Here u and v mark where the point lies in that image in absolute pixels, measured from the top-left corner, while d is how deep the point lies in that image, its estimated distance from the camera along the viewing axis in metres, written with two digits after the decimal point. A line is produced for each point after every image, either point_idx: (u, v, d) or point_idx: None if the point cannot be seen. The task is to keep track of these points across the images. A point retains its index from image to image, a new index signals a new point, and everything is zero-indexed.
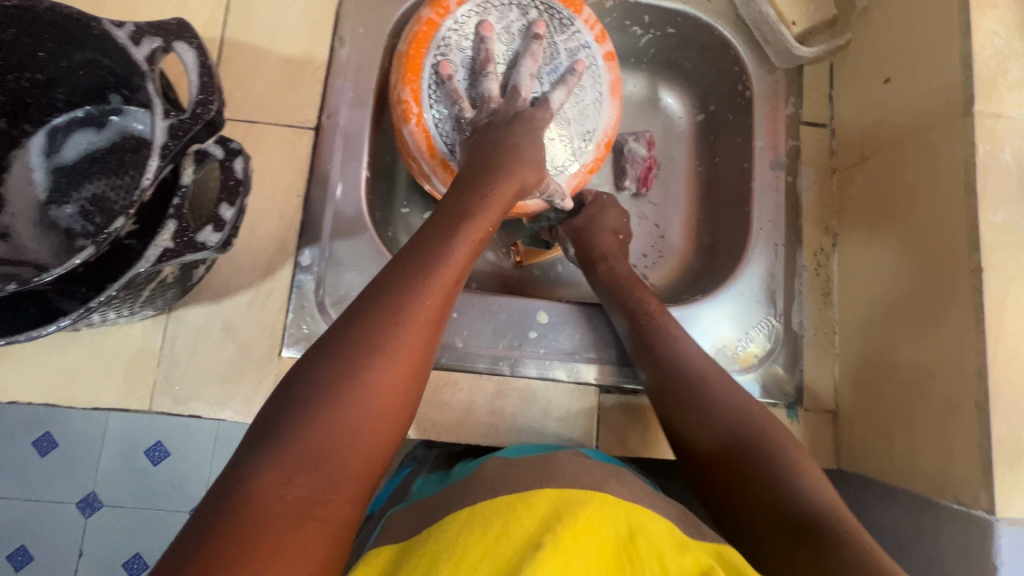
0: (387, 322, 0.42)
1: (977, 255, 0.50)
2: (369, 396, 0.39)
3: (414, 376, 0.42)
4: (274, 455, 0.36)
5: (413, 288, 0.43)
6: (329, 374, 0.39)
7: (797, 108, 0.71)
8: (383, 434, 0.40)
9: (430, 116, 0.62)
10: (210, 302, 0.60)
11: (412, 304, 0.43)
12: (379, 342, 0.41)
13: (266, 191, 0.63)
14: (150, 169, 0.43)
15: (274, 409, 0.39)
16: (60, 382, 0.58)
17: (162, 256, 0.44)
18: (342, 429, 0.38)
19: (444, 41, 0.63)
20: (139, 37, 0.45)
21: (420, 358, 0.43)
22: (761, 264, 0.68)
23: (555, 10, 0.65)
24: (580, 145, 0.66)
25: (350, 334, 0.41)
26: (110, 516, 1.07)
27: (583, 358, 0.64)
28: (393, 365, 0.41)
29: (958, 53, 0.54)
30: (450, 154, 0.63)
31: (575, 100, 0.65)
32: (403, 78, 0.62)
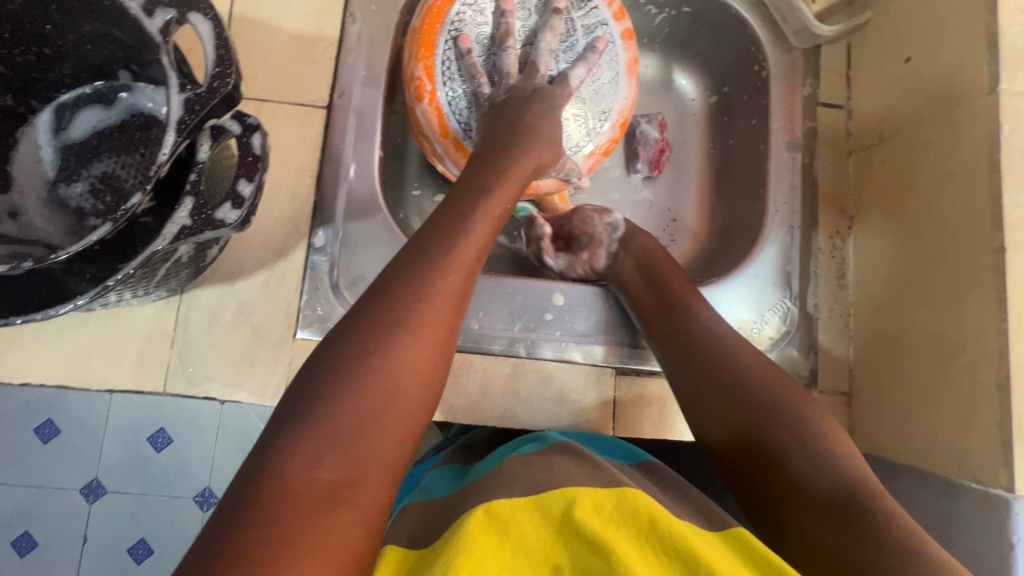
0: (412, 296, 0.41)
1: (1000, 235, 0.50)
2: (394, 374, 0.39)
3: (438, 352, 0.42)
4: (301, 432, 0.35)
5: (435, 266, 0.43)
6: (354, 348, 0.39)
7: (814, 89, 0.70)
8: (409, 412, 0.39)
9: (444, 93, 0.61)
10: (223, 283, 0.60)
11: (435, 280, 0.42)
12: (405, 317, 0.40)
13: (278, 171, 0.62)
14: (166, 144, 0.42)
15: (299, 385, 0.38)
16: (72, 364, 0.57)
17: (179, 234, 0.43)
18: (367, 400, 0.37)
19: (462, 15, 0.61)
20: (152, 8, 0.44)
21: (443, 336, 0.42)
22: (777, 247, 0.67)
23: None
24: (595, 126, 0.65)
25: (376, 311, 0.40)
26: (113, 504, 1.06)
27: (599, 341, 0.64)
28: (419, 339, 0.40)
29: (983, 31, 0.53)
30: (465, 135, 0.62)
31: (592, 78, 0.64)
32: (419, 51, 0.61)
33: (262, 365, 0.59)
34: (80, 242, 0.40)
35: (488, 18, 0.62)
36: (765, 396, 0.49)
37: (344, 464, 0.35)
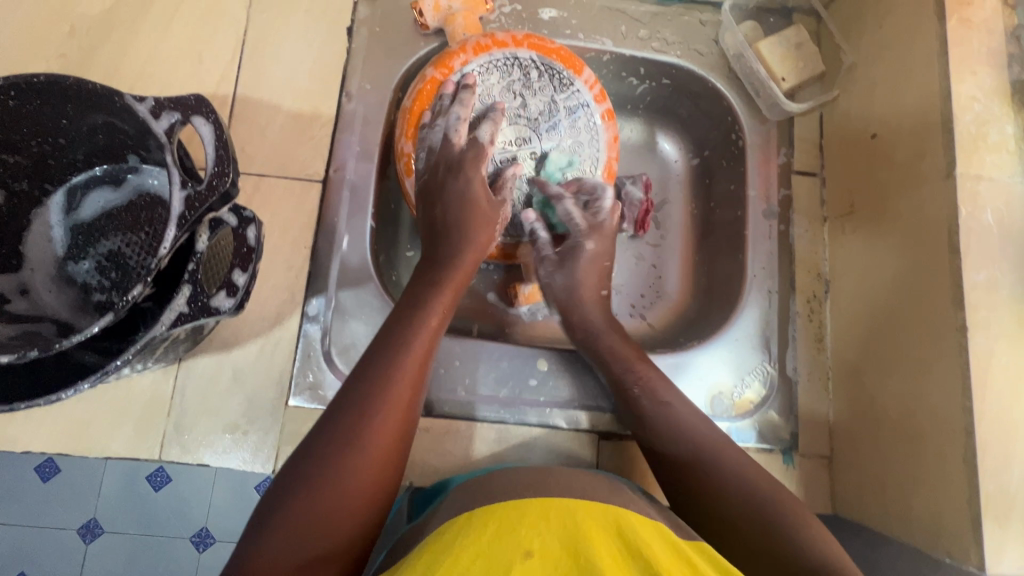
0: (369, 403, 0.48)
1: (962, 314, 0.51)
2: (358, 464, 0.44)
3: (397, 441, 0.48)
4: (278, 523, 0.41)
5: (391, 366, 0.50)
6: (315, 455, 0.44)
7: (789, 158, 0.73)
8: (370, 499, 0.45)
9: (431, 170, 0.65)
10: (219, 352, 0.62)
11: (394, 379, 0.49)
12: (365, 413, 0.47)
13: (276, 243, 0.66)
14: (167, 238, 0.45)
15: (270, 497, 0.43)
16: (73, 433, 0.59)
17: (177, 319, 0.46)
18: (319, 502, 0.42)
19: (449, 99, 0.66)
20: (159, 111, 0.48)
21: (400, 428, 0.49)
22: (756, 311, 0.70)
23: (555, 69, 0.67)
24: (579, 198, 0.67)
25: (342, 409, 0.47)
26: (109, 546, 1.06)
27: (582, 406, 0.66)
28: (381, 431, 0.47)
29: (939, 118, 0.56)
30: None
31: (572, 154, 0.68)
32: (409, 134, 0.65)
33: (255, 430, 0.61)
34: (85, 332, 0.43)
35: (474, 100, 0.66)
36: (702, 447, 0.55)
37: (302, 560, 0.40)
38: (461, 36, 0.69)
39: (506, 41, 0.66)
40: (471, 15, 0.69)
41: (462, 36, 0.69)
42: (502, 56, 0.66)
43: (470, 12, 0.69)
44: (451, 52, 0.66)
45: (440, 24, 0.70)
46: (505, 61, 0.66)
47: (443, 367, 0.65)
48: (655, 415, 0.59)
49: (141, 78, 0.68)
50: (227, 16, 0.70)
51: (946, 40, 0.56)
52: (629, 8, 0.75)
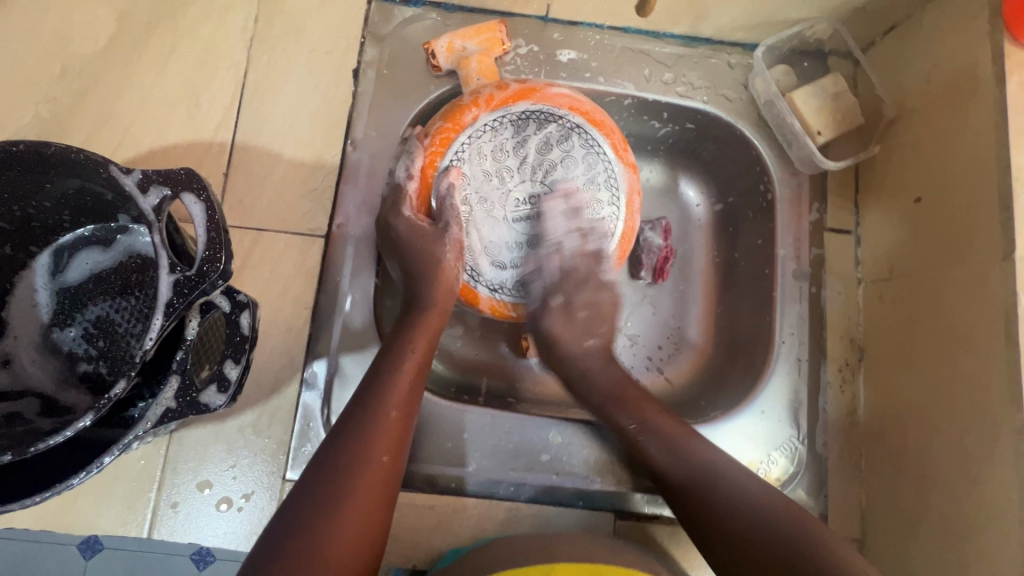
0: (369, 423, 0.47)
1: (1020, 415, 0.47)
2: (334, 540, 0.42)
3: (376, 510, 0.45)
4: None
5: (369, 423, 0.47)
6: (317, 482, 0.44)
7: (821, 214, 0.69)
8: None
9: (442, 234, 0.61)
10: (213, 421, 0.59)
11: (372, 441, 0.47)
12: (343, 481, 0.44)
13: (274, 303, 0.62)
14: (153, 329, 0.42)
15: (273, 530, 0.42)
16: (59, 508, 0.56)
17: (164, 415, 0.43)
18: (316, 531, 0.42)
19: (461, 156, 0.60)
20: (147, 185, 0.44)
21: (381, 493, 0.46)
22: (784, 379, 0.65)
23: (575, 122, 0.61)
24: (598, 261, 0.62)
25: (320, 477, 0.44)
26: None
27: (598, 483, 0.62)
28: (358, 500, 0.44)
29: (996, 191, 0.51)
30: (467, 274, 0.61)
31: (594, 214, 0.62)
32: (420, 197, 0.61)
33: (250, 506, 0.58)
34: (64, 432, 0.41)
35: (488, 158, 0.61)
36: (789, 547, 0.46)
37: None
38: (475, 81, 0.64)
39: (522, 92, 0.61)
40: (487, 57, 0.65)
41: (476, 81, 0.65)
42: (517, 109, 0.61)
43: (485, 55, 0.65)
44: (462, 105, 0.60)
45: (453, 66, 0.65)
46: (520, 115, 0.61)
47: (451, 441, 0.60)
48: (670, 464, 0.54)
49: (134, 123, 0.64)
50: (226, 57, 0.66)
51: (1006, 106, 0.51)
52: (654, 49, 0.70)
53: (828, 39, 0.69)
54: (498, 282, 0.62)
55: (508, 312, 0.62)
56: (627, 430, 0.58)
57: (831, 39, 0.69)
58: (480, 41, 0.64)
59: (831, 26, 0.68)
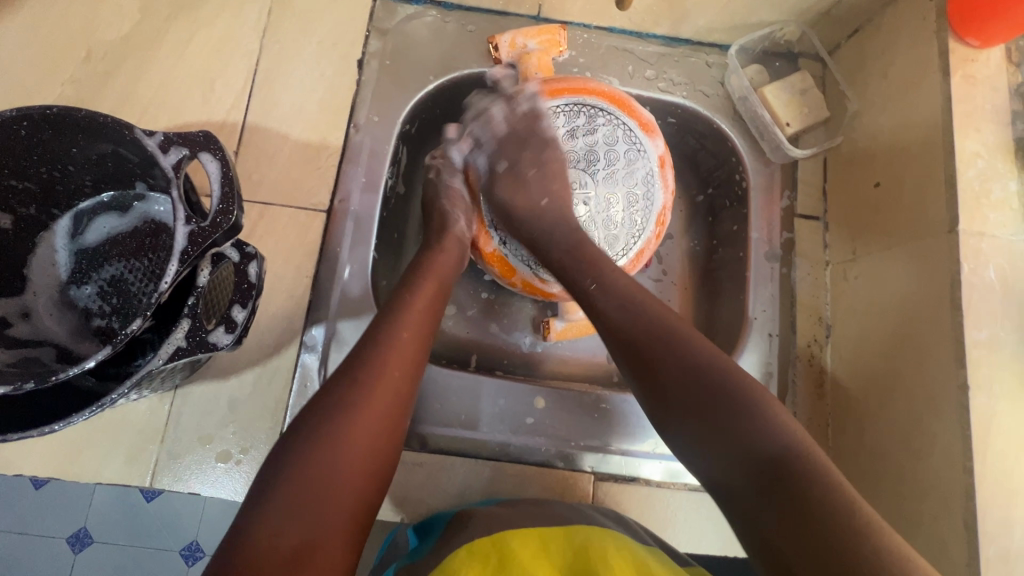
0: (390, 333, 0.50)
1: (964, 372, 0.51)
2: (357, 438, 0.43)
3: (396, 417, 0.47)
4: (275, 501, 0.40)
5: (389, 336, 0.50)
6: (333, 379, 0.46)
7: (792, 201, 0.74)
8: (369, 479, 0.44)
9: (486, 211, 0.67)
10: (216, 379, 0.62)
11: (393, 350, 0.49)
12: (366, 384, 0.46)
13: (277, 271, 0.66)
14: (168, 273, 0.46)
15: (301, 424, 0.44)
16: (66, 459, 0.59)
17: (174, 353, 0.46)
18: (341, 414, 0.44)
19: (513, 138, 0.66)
20: (168, 146, 0.48)
21: (401, 403, 0.48)
22: (757, 354, 0.69)
23: (625, 121, 0.66)
24: (626, 248, 0.66)
25: (344, 384, 0.46)
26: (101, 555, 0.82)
27: (580, 447, 0.65)
28: (379, 404, 0.46)
29: (941, 172, 0.56)
30: (504, 249, 0.66)
31: (628, 205, 0.67)
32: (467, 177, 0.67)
33: (248, 460, 0.61)
34: (81, 364, 0.44)
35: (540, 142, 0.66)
36: (694, 356, 0.47)
37: (331, 475, 0.42)
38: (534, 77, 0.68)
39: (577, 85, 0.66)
40: (546, 56, 0.69)
41: (535, 76, 0.69)
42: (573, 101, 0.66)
43: (544, 53, 0.69)
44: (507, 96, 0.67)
45: (514, 60, 0.69)
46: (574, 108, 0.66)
47: (439, 403, 0.64)
48: (624, 312, 0.51)
49: (152, 103, 0.69)
50: (241, 45, 0.71)
51: (951, 96, 0.57)
52: (637, 48, 0.76)
53: (797, 41, 0.75)
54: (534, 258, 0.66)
55: (540, 287, 0.66)
56: (587, 287, 0.55)
57: (799, 40, 0.75)
58: (541, 40, 0.68)
59: (799, 27, 0.74)
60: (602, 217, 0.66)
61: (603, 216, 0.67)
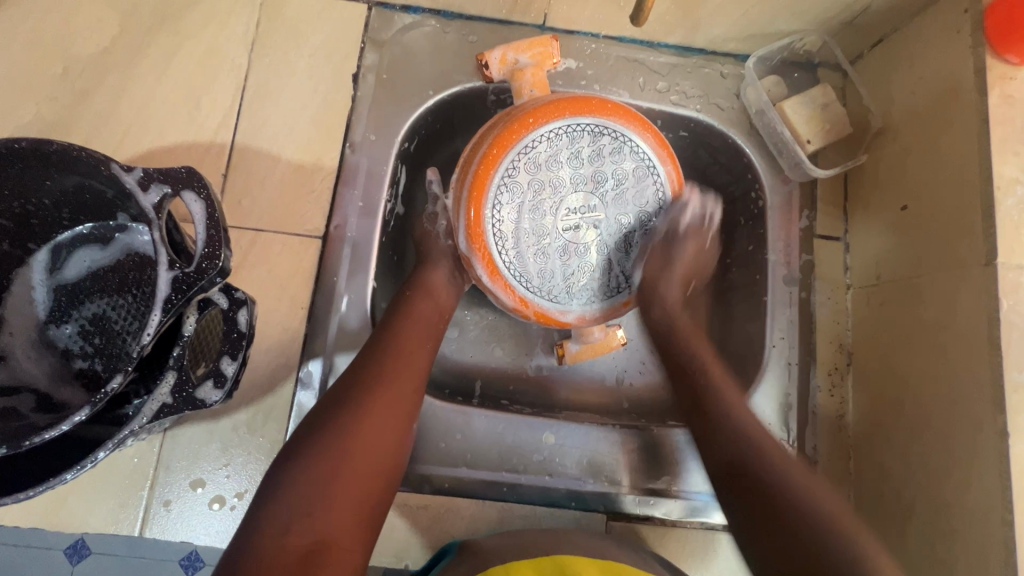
0: (389, 342, 0.53)
1: (1003, 418, 0.48)
2: (360, 440, 0.46)
3: (398, 426, 0.49)
4: (278, 503, 0.42)
5: (389, 347, 0.53)
6: (312, 434, 0.46)
7: (811, 221, 0.70)
8: (374, 485, 0.46)
9: (494, 246, 0.59)
10: (207, 420, 0.59)
11: (393, 358, 0.52)
12: (365, 393, 0.49)
13: (271, 303, 0.62)
14: (151, 324, 0.42)
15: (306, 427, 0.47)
16: (50, 506, 0.56)
17: (160, 410, 0.43)
18: (325, 472, 0.43)
19: (515, 165, 0.58)
20: (148, 183, 0.45)
21: (402, 411, 0.50)
22: (775, 383, 0.66)
23: (633, 138, 0.60)
24: (644, 270, 0.62)
25: (347, 397, 0.48)
26: None
27: (591, 485, 0.62)
28: (378, 411, 0.48)
29: (977, 200, 0.53)
30: (516, 279, 0.60)
31: (641, 226, 0.62)
32: (472, 199, 0.58)
33: (244, 504, 0.58)
34: (59, 426, 0.41)
35: (543, 166, 0.59)
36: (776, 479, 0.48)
37: (311, 534, 0.41)
38: (526, 95, 0.63)
39: (579, 104, 0.59)
40: (540, 70, 0.64)
41: (529, 93, 0.63)
42: (575, 120, 0.59)
43: (538, 68, 0.64)
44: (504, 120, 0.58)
45: (505, 77, 0.64)
46: (577, 127, 0.59)
47: (444, 441, 0.61)
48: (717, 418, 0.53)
49: (134, 123, 0.65)
50: (228, 59, 0.67)
51: (988, 117, 0.53)
52: (649, 58, 0.72)
53: (817, 51, 0.71)
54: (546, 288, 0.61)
55: (555, 317, 0.61)
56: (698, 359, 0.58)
57: (820, 50, 0.71)
58: (533, 54, 0.63)
59: (820, 38, 0.70)
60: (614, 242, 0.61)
61: (616, 239, 0.61)
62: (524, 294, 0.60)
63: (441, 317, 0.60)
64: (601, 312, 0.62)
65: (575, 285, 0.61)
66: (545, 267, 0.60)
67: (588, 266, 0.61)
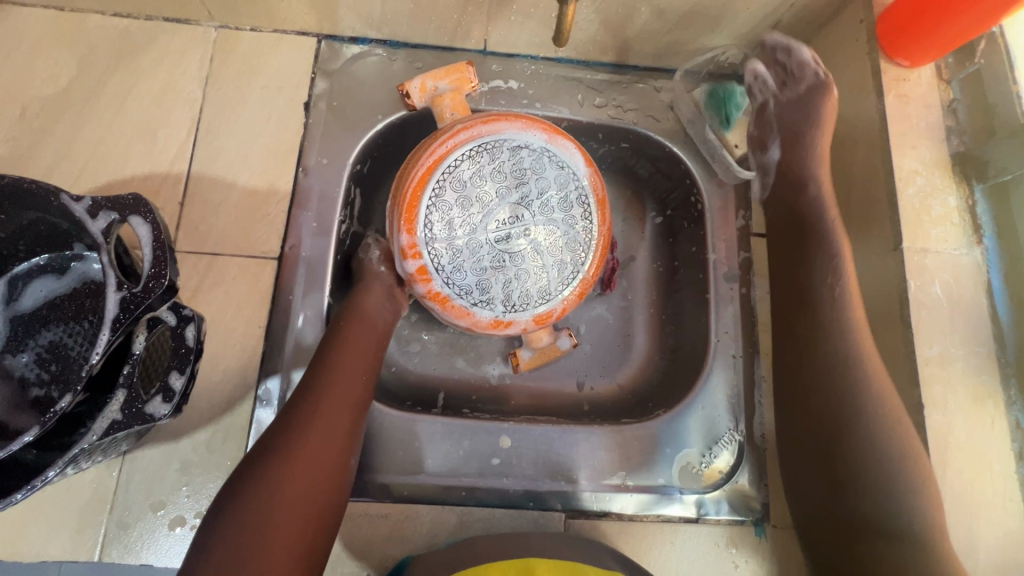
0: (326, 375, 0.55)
1: (917, 391, 0.51)
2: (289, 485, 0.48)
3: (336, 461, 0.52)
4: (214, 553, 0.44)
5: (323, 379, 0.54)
6: (242, 489, 0.47)
7: (747, 221, 0.74)
8: (307, 521, 0.48)
9: (429, 260, 0.62)
10: (166, 442, 0.60)
11: (328, 390, 0.54)
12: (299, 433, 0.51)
13: (227, 324, 0.64)
14: (100, 344, 0.44)
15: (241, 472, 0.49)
16: (6, 537, 0.56)
17: (110, 427, 0.45)
18: (254, 526, 0.45)
19: (442, 184, 0.62)
20: (96, 210, 0.47)
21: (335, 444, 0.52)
22: (722, 376, 0.69)
23: (552, 150, 0.65)
24: (575, 272, 0.66)
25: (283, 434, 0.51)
26: None
27: (547, 484, 0.64)
28: (309, 450, 0.50)
29: (885, 190, 0.57)
30: (449, 288, 0.63)
31: (568, 228, 0.65)
32: (405, 221, 0.61)
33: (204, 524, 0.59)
34: (8, 446, 0.41)
35: (467, 184, 0.63)
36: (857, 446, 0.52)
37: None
38: (448, 118, 0.67)
39: (494, 121, 0.63)
40: (459, 94, 0.67)
41: (450, 117, 0.67)
42: (491, 137, 0.63)
43: (456, 92, 0.67)
44: (430, 144, 0.62)
45: (427, 104, 0.67)
46: (496, 144, 0.63)
47: (402, 450, 0.62)
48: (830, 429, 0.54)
49: (91, 158, 0.67)
50: (183, 93, 0.70)
51: (886, 116, 0.58)
52: (585, 76, 0.76)
53: (741, 63, 0.76)
54: (483, 296, 0.64)
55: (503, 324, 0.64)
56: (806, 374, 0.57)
57: (743, 62, 0.76)
58: (451, 81, 0.66)
59: (741, 51, 0.75)
60: (545, 248, 0.65)
61: (546, 243, 0.65)
62: (467, 307, 0.63)
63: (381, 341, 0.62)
64: (541, 314, 0.65)
65: (513, 291, 0.64)
66: (482, 278, 0.64)
67: (523, 272, 0.64)
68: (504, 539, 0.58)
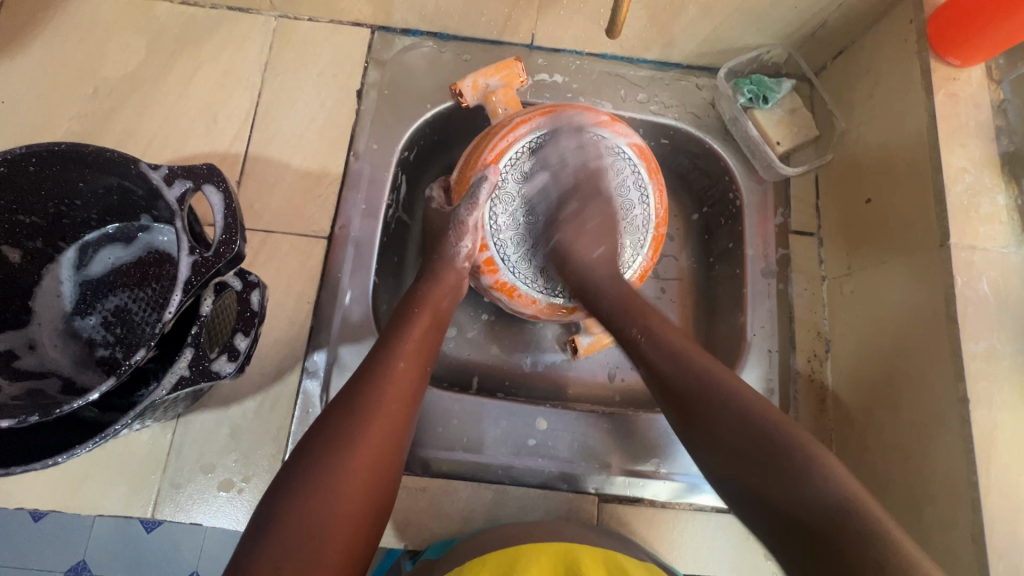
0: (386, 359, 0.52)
1: (963, 384, 0.51)
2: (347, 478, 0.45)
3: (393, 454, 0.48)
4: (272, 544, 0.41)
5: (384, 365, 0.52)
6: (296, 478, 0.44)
7: (785, 218, 0.75)
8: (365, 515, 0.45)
9: (496, 251, 0.65)
10: (218, 407, 0.62)
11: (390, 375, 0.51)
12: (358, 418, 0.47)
13: (278, 298, 0.67)
14: (173, 303, 0.46)
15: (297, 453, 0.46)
16: (68, 489, 0.59)
17: (178, 382, 0.47)
18: (314, 523, 0.42)
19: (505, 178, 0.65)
20: (172, 178, 0.49)
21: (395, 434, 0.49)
22: (757, 370, 0.70)
23: (608, 137, 0.67)
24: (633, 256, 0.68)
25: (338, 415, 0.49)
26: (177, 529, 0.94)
27: (582, 466, 0.65)
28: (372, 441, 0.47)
29: (932, 186, 0.57)
30: (515, 278, 0.65)
31: (626, 213, 0.68)
32: None
33: (250, 488, 0.61)
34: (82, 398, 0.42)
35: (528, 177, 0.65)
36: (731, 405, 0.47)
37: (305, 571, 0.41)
38: (501, 113, 0.69)
39: (552, 114, 0.65)
40: (510, 90, 0.69)
41: (503, 112, 0.69)
42: (549, 128, 0.65)
43: (508, 88, 0.69)
44: (490, 139, 0.64)
45: (479, 101, 0.69)
46: (555, 136, 0.65)
47: (442, 426, 0.64)
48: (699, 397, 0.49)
49: (156, 136, 0.71)
50: (243, 78, 0.73)
51: (936, 113, 0.58)
52: (628, 72, 0.78)
53: (784, 63, 0.77)
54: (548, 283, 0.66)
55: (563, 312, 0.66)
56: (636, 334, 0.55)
57: (786, 62, 0.77)
58: (502, 77, 0.67)
59: (785, 50, 0.75)
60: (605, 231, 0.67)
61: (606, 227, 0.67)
62: (533, 295, 0.66)
63: (437, 328, 0.58)
64: None
65: None
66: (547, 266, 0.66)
67: None
68: (539, 523, 0.59)
